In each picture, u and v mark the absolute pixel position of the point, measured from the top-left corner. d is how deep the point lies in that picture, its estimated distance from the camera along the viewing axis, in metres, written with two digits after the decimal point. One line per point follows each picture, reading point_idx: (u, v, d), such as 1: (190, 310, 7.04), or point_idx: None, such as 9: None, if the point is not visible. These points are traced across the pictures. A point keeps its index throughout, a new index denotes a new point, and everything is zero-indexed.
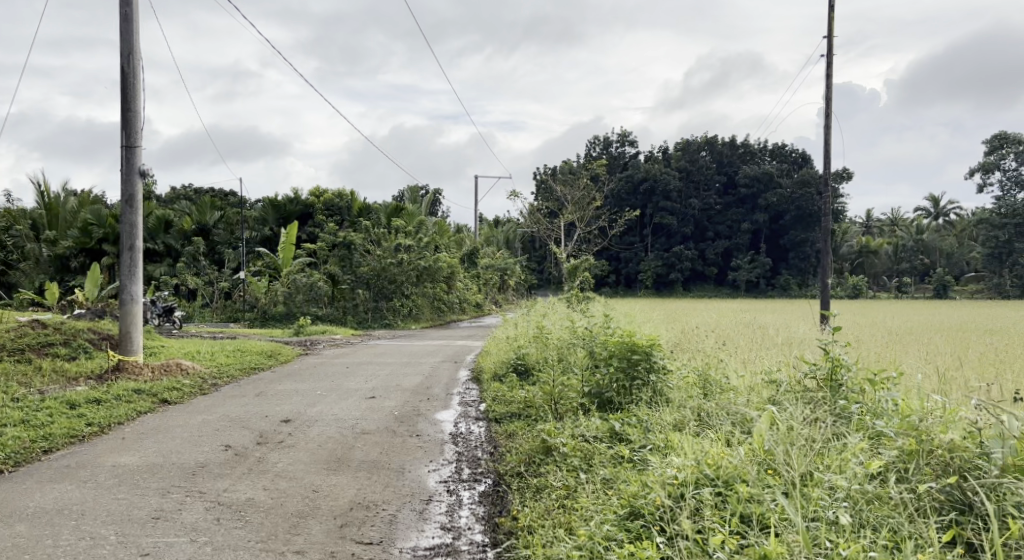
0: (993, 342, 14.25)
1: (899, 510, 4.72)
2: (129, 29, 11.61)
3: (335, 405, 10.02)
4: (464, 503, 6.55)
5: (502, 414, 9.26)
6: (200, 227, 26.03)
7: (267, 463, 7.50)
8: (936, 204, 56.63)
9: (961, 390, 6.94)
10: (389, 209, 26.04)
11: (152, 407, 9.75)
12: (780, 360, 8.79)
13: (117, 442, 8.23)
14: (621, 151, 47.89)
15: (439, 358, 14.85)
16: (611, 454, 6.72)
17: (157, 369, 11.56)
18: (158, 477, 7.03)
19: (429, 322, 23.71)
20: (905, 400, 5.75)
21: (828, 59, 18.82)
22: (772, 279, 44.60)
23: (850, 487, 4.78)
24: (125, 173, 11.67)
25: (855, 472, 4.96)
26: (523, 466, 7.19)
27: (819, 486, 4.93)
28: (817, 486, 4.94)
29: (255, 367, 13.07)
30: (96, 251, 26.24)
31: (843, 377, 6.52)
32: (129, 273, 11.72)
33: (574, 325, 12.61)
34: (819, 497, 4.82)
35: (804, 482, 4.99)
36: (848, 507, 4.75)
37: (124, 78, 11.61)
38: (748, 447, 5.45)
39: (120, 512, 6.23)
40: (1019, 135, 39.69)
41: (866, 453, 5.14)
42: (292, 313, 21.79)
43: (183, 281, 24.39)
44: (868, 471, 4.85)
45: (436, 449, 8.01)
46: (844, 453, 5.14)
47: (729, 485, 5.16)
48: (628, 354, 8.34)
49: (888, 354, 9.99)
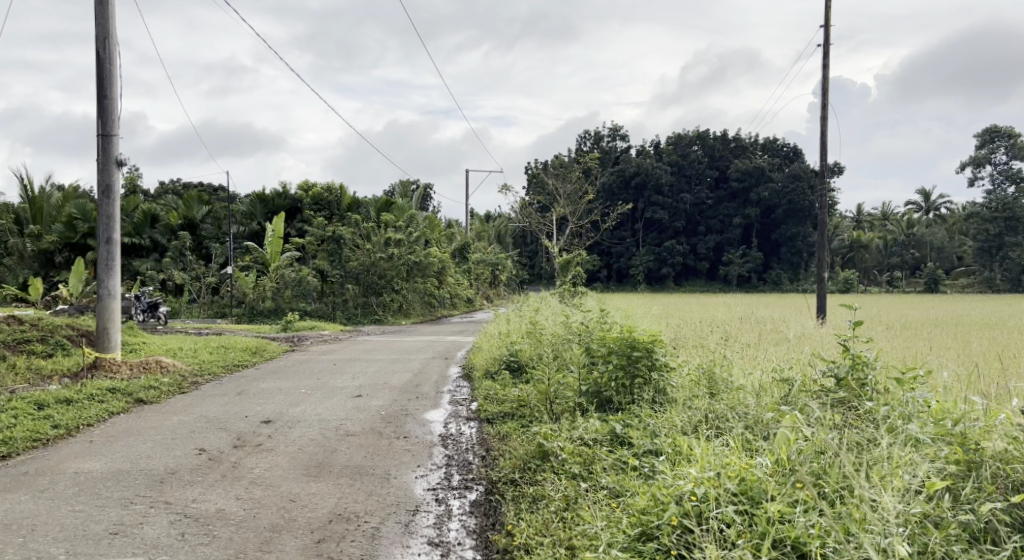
0: (995, 336, 13.85)
1: (957, 533, 4.28)
2: (105, 13, 11.01)
3: (320, 404, 9.47)
4: (454, 513, 6.03)
5: (495, 414, 8.74)
6: (187, 221, 25.17)
7: (244, 469, 6.94)
8: (927, 199, 56.29)
9: (992, 389, 6.48)
10: (378, 202, 25.65)
11: (125, 407, 9.16)
12: (792, 358, 8.28)
13: (85, 445, 7.67)
14: (613, 145, 47.39)
15: (429, 354, 14.31)
16: (613, 460, 6.24)
17: (136, 366, 10.95)
18: (124, 485, 6.49)
19: (420, 318, 23.13)
20: (938, 403, 5.31)
21: (824, 50, 18.33)
22: (763, 273, 44.29)
23: (903, 509, 4.29)
24: (101, 163, 11.05)
25: (900, 482, 4.53)
26: (517, 472, 6.64)
27: (863, 510, 4.45)
28: (859, 505, 4.48)
29: (237, 365, 12.43)
30: (81, 246, 25.68)
31: (868, 376, 6.00)
32: (107, 267, 11.13)
33: (568, 320, 12.07)
34: (865, 519, 4.35)
35: (843, 503, 4.51)
36: (904, 532, 4.27)
37: (99, 63, 10.99)
38: (769, 458, 4.96)
39: (74, 526, 5.69)
40: (1010, 129, 39.22)
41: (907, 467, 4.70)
42: (280, 309, 21.18)
43: (169, 277, 23.72)
44: (925, 488, 4.38)
45: (425, 452, 7.49)
46: (887, 464, 4.69)
47: (754, 502, 4.63)
48: (628, 350, 7.88)
49: (904, 349, 9.52)
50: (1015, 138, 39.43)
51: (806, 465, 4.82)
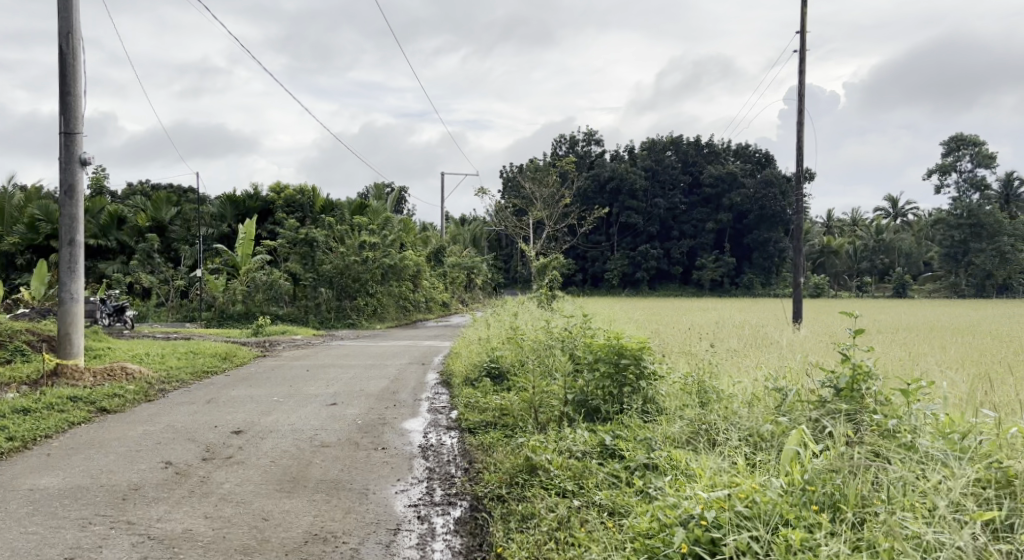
0: (974, 341, 13.70)
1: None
2: (68, 7, 10.54)
3: (293, 413, 9.07)
4: (438, 532, 5.68)
5: (476, 423, 8.37)
6: (156, 223, 24.52)
7: (212, 484, 6.53)
8: (895, 205, 56.70)
9: (995, 402, 6.22)
10: (352, 205, 25.06)
11: (86, 417, 8.70)
12: (784, 366, 8.00)
13: (42, 459, 7.21)
14: (587, 150, 47.13)
15: (405, 359, 13.93)
16: (606, 476, 5.95)
17: (100, 373, 10.46)
18: (82, 503, 6.06)
19: (395, 323, 22.72)
20: (947, 416, 5.06)
21: (800, 55, 18.15)
22: (735, 278, 44.33)
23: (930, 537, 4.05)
24: (63, 162, 10.56)
25: (927, 509, 4.27)
26: (504, 487, 6.26)
27: (892, 539, 4.17)
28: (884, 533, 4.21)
29: (207, 371, 11.98)
30: (45, 248, 24.96)
31: (869, 387, 5.69)
32: (69, 270, 10.63)
33: (548, 325, 11.74)
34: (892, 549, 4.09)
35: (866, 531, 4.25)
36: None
37: (62, 59, 10.50)
38: (782, 478, 4.69)
39: (26, 552, 5.29)
40: (975, 137, 39.55)
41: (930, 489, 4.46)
42: (251, 313, 20.70)
43: (137, 280, 23.03)
44: (956, 519, 4.13)
45: (405, 465, 7.11)
46: (913, 487, 4.43)
47: (769, 526, 4.36)
48: (616, 358, 7.52)
49: (893, 355, 9.31)
50: (980, 145, 39.75)
51: (819, 487, 4.57)
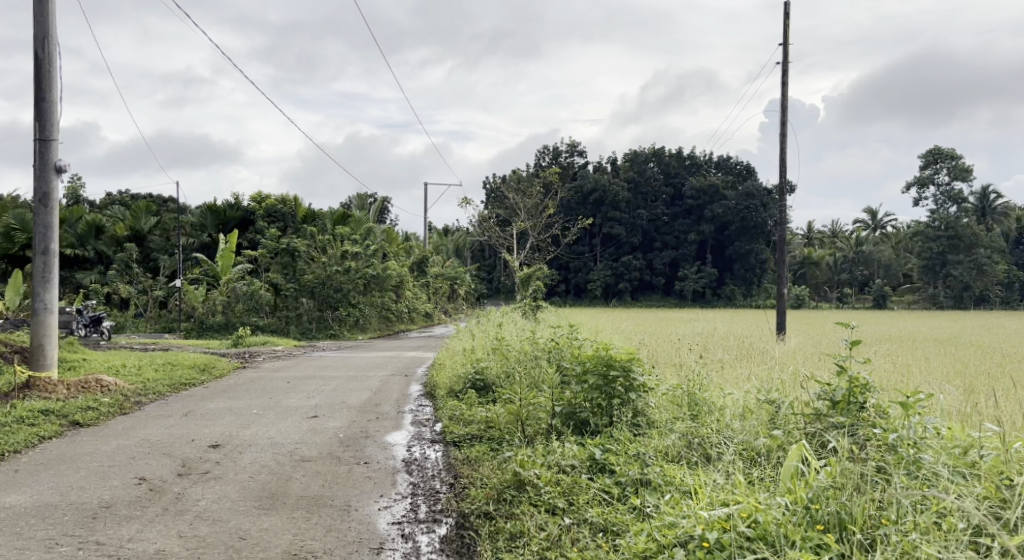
0: (959, 351, 13.64)
1: None
2: (44, 11, 10.28)
3: (273, 426, 8.80)
4: (423, 552, 5.45)
5: (461, 436, 8.13)
6: (134, 233, 24.12)
7: (187, 501, 6.26)
8: (874, 217, 57.00)
9: (993, 416, 6.06)
10: (335, 214, 24.72)
11: (58, 431, 8.39)
12: (777, 377, 7.80)
13: (10, 476, 6.92)
14: (570, 161, 47.08)
15: (388, 371, 13.68)
16: (597, 492, 5.76)
17: (74, 386, 10.12)
18: (49, 522, 5.78)
19: (377, 333, 22.43)
20: (949, 430, 4.91)
21: (783, 67, 18.09)
22: (717, 289, 44.40)
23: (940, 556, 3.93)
24: (38, 169, 10.26)
25: (940, 534, 4.13)
26: (490, 504, 6.00)
27: None
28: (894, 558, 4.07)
29: (185, 383, 11.67)
30: (20, 257, 24.59)
31: (866, 400, 5.49)
32: (41, 280, 10.31)
33: (534, 336, 11.51)
34: None
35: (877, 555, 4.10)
36: None
37: (37, 64, 10.23)
38: (785, 497, 4.53)
39: None
40: (953, 150, 39.80)
41: (940, 508, 4.30)
42: (230, 323, 20.37)
43: (115, 290, 22.58)
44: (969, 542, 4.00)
45: (388, 480, 6.88)
46: (922, 510, 4.29)
47: (774, 549, 4.22)
48: (604, 370, 7.27)
49: (885, 367, 9.15)
50: (957, 159, 39.98)
51: (825, 507, 4.42)
